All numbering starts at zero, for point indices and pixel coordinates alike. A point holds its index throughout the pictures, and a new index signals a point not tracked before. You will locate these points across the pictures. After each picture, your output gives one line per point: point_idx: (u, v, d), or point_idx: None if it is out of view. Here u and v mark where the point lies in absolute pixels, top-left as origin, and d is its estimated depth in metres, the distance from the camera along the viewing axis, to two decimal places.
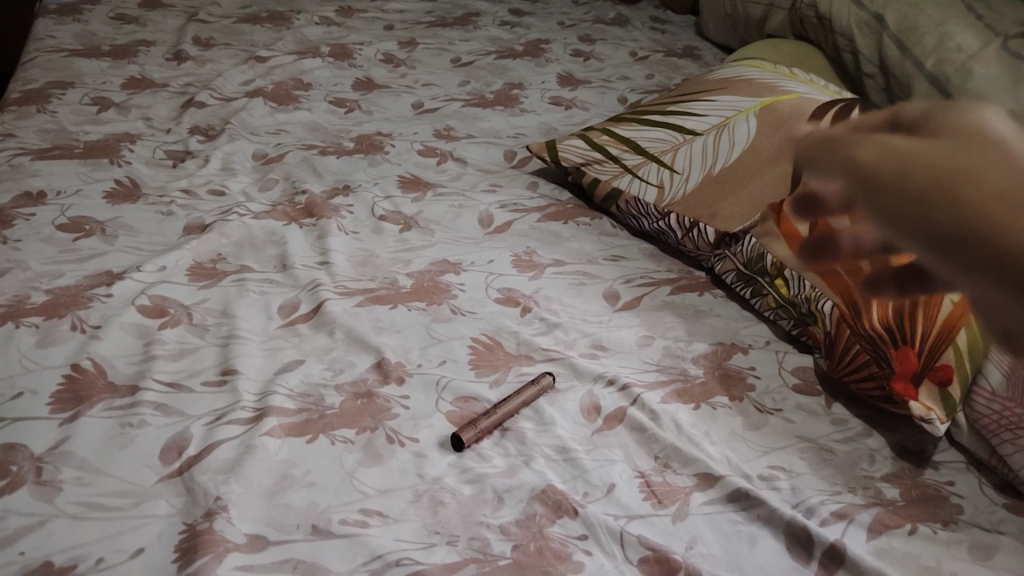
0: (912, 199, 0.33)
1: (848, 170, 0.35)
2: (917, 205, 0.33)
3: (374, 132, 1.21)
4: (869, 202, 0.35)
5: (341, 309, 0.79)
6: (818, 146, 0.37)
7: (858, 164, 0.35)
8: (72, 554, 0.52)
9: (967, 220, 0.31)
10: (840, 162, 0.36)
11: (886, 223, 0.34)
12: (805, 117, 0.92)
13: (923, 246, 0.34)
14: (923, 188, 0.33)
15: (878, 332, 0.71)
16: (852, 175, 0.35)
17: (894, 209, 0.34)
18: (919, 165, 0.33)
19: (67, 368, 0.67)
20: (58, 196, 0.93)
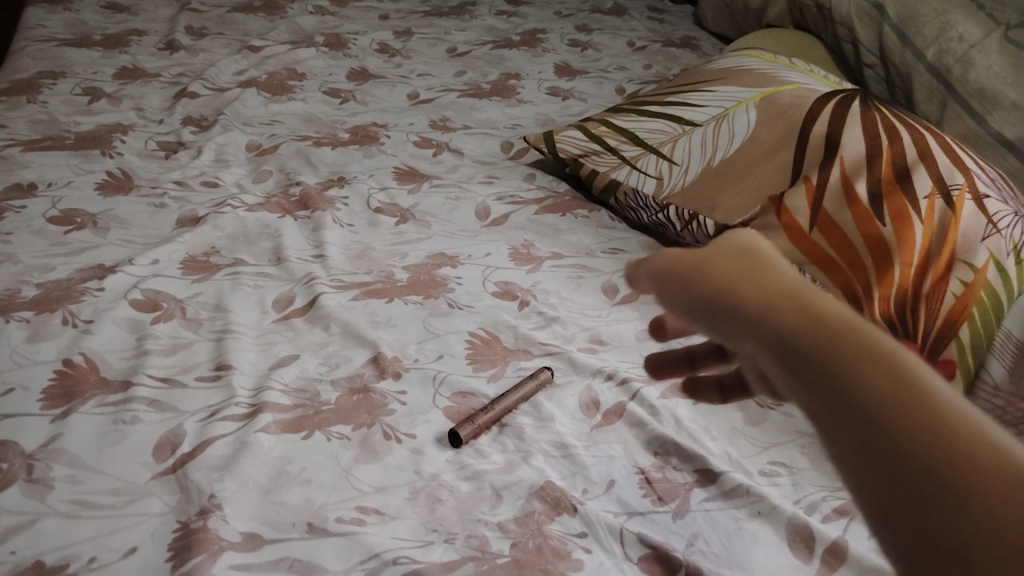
0: (772, 298, 0.40)
1: (736, 267, 0.43)
2: (771, 304, 0.39)
3: (370, 123, 1.20)
4: (738, 296, 0.41)
5: (336, 303, 0.78)
6: (700, 255, 0.45)
7: (725, 269, 0.43)
8: (64, 554, 0.51)
9: (786, 306, 0.39)
10: (723, 265, 0.43)
11: (746, 312, 0.40)
12: (806, 108, 0.92)
13: (765, 342, 0.39)
14: (782, 296, 0.39)
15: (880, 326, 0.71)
16: (723, 278, 0.43)
17: (761, 300, 0.40)
18: (787, 284, 0.40)
19: (58, 364, 0.66)
20: (48, 188, 0.92)
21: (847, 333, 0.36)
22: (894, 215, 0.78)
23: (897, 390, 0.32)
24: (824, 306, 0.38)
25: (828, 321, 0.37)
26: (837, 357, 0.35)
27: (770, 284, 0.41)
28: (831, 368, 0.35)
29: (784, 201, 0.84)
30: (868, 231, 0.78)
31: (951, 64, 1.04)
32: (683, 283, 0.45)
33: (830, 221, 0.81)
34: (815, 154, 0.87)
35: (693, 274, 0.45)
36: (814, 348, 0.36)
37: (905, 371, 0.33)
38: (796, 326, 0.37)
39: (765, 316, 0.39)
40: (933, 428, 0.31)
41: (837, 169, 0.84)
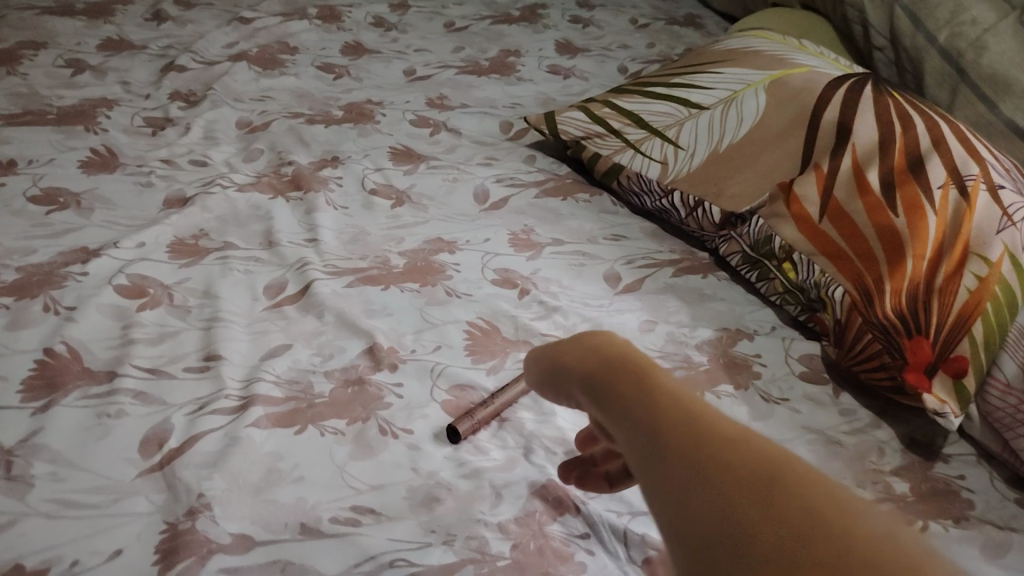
0: (617, 366, 0.45)
1: (603, 353, 0.46)
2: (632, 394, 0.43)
3: (365, 100, 1.16)
4: (606, 385, 0.44)
5: (330, 290, 0.76)
6: (574, 343, 0.49)
7: (594, 357, 0.46)
8: (45, 557, 0.49)
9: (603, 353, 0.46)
10: (590, 353, 0.47)
11: (609, 398, 0.43)
12: (817, 93, 0.89)
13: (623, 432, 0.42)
14: (641, 384, 0.43)
15: (891, 321, 0.69)
16: (589, 363, 0.46)
17: (618, 392, 0.43)
18: (650, 375, 0.44)
19: (39, 354, 0.63)
20: (29, 166, 0.88)
21: (696, 430, 0.39)
22: (907, 205, 0.75)
23: (730, 478, 0.35)
24: (676, 398, 0.41)
25: (678, 414, 0.40)
26: (684, 451, 0.38)
27: (632, 370, 0.44)
28: (677, 461, 0.38)
29: (794, 189, 0.82)
30: (880, 221, 0.75)
31: (964, 48, 1.01)
32: (556, 370, 0.48)
33: (841, 210, 0.78)
34: (826, 140, 0.84)
35: (564, 360, 0.48)
36: (663, 441, 0.39)
37: (741, 459, 0.36)
38: (652, 420, 0.40)
39: (623, 408, 0.42)
40: (758, 515, 0.33)
41: (849, 157, 0.81)
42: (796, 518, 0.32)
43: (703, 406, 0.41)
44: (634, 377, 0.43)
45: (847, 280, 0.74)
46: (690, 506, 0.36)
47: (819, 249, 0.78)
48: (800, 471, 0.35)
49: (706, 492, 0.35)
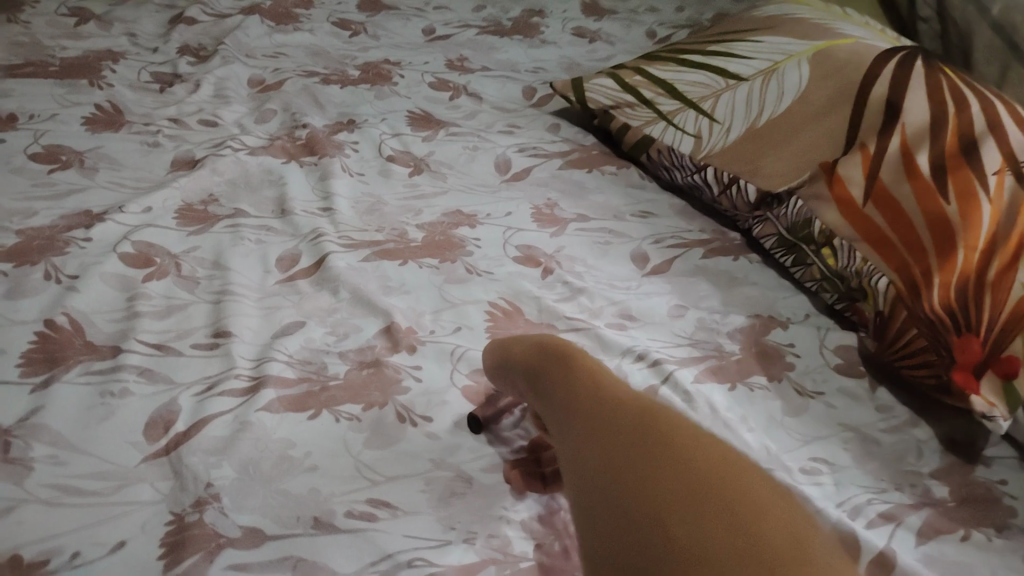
0: (558, 359, 0.55)
1: (550, 345, 0.57)
2: (566, 381, 0.53)
3: (382, 59, 1.11)
4: (547, 371, 0.55)
5: (345, 264, 0.72)
6: (528, 339, 0.59)
7: (542, 349, 0.56)
8: (44, 547, 0.46)
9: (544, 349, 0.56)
10: (539, 345, 0.57)
11: (548, 382, 0.54)
12: (866, 66, 0.83)
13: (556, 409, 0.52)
14: (575, 374, 0.53)
15: (938, 316, 0.65)
16: (537, 354, 0.56)
17: (556, 377, 0.54)
18: (583, 366, 0.54)
19: (39, 325, 0.60)
20: (30, 121, 0.84)
21: (611, 408, 0.49)
22: (959, 192, 0.69)
23: (630, 440, 0.45)
24: (600, 385, 0.51)
25: (600, 397, 0.50)
26: (601, 425, 0.48)
27: (569, 361, 0.54)
28: (592, 431, 0.48)
29: (838, 170, 0.78)
30: (927, 208, 0.70)
31: (1019, 21, 0.94)
32: (511, 359, 0.58)
33: (886, 195, 0.74)
34: (875, 119, 0.79)
35: (516, 351, 0.58)
36: (586, 418, 0.49)
37: (640, 424, 0.46)
38: (580, 401, 0.51)
39: (558, 389, 0.53)
40: (644, 464, 0.43)
41: (897, 138, 0.76)
42: (669, 465, 0.42)
43: (620, 389, 0.51)
44: (571, 369, 0.54)
45: (892, 271, 0.70)
46: (597, 465, 0.45)
47: (861, 236, 0.74)
48: (681, 429, 0.45)
49: (611, 453, 0.45)
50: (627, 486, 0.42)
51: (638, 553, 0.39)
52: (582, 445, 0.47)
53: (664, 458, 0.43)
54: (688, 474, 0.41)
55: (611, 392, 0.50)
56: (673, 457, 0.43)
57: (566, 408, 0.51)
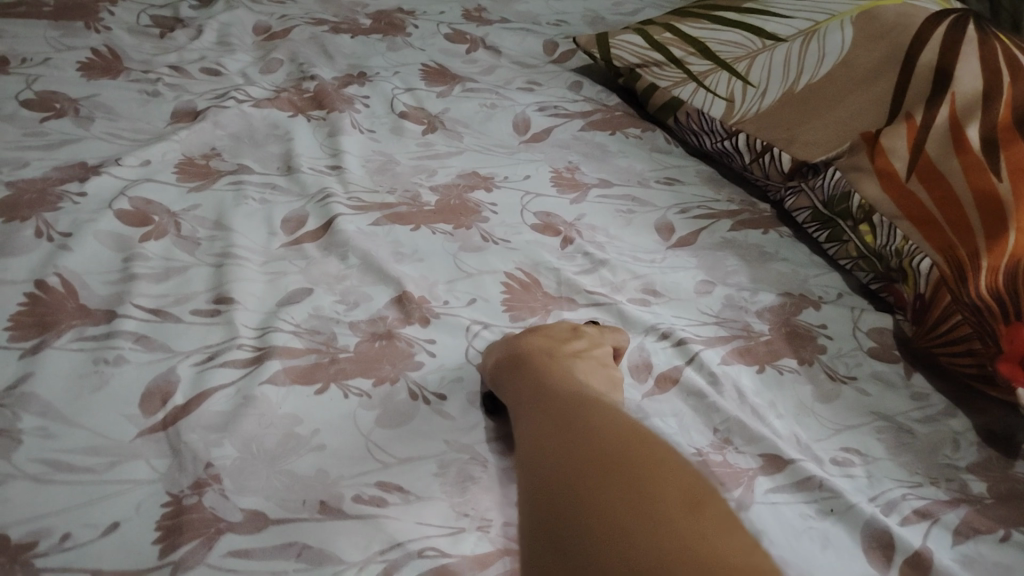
0: (533, 348, 0.55)
1: (523, 341, 0.56)
2: (529, 377, 0.52)
3: (395, 9, 1.06)
4: (523, 357, 0.54)
5: (355, 227, 0.68)
6: (504, 337, 0.59)
7: (513, 346, 0.56)
8: (32, 529, 0.43)
9: (525, 338, 0.57)
10: (512, 341, 0.57)
11: (522, 362, 0.54)
12: (915, 28, 0.78)
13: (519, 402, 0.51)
14: (541, 371, 0.52)
15: (985, 303, 0.60)
16: (510, 348, 0.56)
17: (519, 369, 0.53)
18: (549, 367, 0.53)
19: (29, 286, 0.56)
20: (22, 64, 0.79)
21: (562, 402, 0.47)
22: (1013, 169, 0.64)
23: (571, 426, 0.44)
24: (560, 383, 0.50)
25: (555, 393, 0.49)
26: (550, 414, 0.46)
27: (538, 358, 0.54)
28: (541, 422, 0.46)
29: (881, 141, 0.73)
30: (977, 185, 0.65)
31: None
32: (488, 354, 0.58)
33: (932, 170, 0.69)
34: (921, 85, 0.74)
35: (490, 352, 0.57)
36: (539, 409, 0.48)
37: (584, 412, 0.45)
38: (538, 396, 0.50)
39: (521, 383, 0.52)
40: (577, 445, 0.41)
41: (946, 108, 0.71)
42: (605, 432, 0.42)
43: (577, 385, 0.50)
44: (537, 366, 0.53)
45: (936, 252, 0.66)
46: (537, 450, 0.43)
47: (903, 214, 0.69)
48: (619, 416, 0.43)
49: (551, 438, 0.44)
50: (557, 468, 0.41)
51: (554, 520, 0.38)
52: (530, 433, 0.46)
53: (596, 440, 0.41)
54: (616, 441, 0.40)
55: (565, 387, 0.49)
56: (605, 438, 0.41)
57: (526, 401, 0.50)
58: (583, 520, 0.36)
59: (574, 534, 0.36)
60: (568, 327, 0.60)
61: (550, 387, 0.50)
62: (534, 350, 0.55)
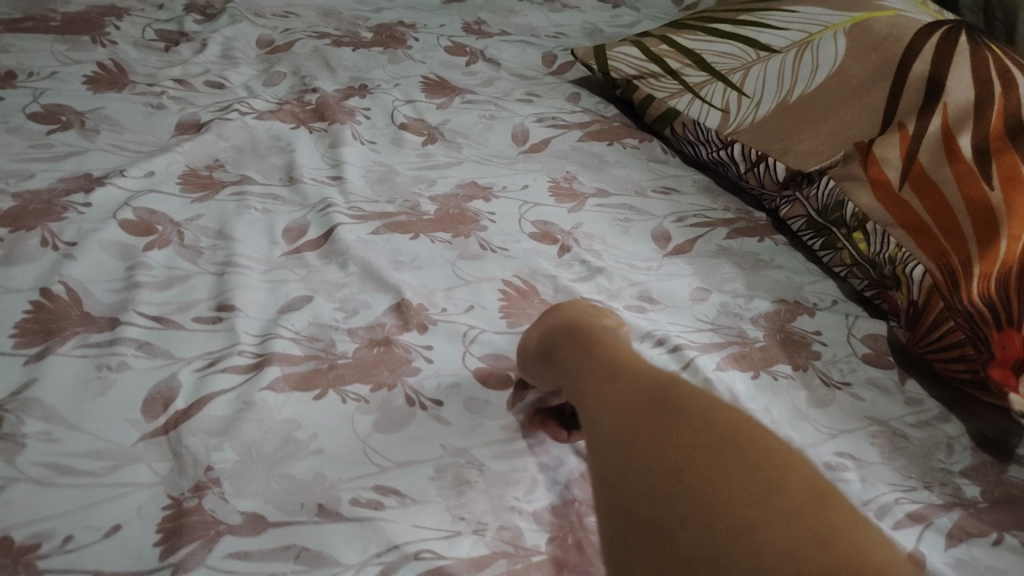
0: (587, 327, 0.53)
1: (567, 317, 0.56)
2: (581, 353, 0.51)
3: (396, 22, 1.07)
4: (575, 336, 0.53)
5: (355, 236, 0.69)
6: (543, 316, 0.58)
7: (556, 325, 0.55)
8: (35, 530, 0.44)
9: (575, 318, 0.55)
10: (552, 319, 0.56)
11: (576, 342, 0.52)
12: (907, 39, 0.79)
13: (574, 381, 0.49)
14: (591, 344, 0.51)
15: (977, 309, 0.61)
16: (551, 327, 0.55)
17: (581, 346, 0.51)
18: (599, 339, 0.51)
19: (35, 293, 0.57)
20: (29, 78, 0.81)
21: (625, 373, 0.45)
22: (1004, 177, 0.65)
23: (645, 400, 0.41)
24: (615, 354, 0.49)
25: (614, 363, 0.47)
26: (617, 389, 0.44)
27: (585, 333, 0.53)
28: (608, 397, 0.44)
29: (874, 151, 0.74)
30: (970, 194, 0.66)
31: None
32: (528, 336, 0.57)
33: (925, 179, 0.70)
34: (913, 96, 0.75)
35: (533, 336, 0.57)
36: (602, 384, 0.46)
37: (656, 384, 0.42)
38: (596, 370, 0.48)
39: (579, 362, 0.50)
40: (667, 428, 0.38)
41: (938, 118, 0.72)
42: (696, 412, 0.39)
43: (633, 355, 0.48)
44: (587, 341, 0.52)
45: (929, 259, 0.66)
46: (613, 428, 0.41)
47: (897, 222, 0.70)
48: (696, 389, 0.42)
49: (627, 415, 0.41)
50: (646, 446, 0.38)
51: (656, 512, 0.35)
52: (598, 412, 0.44)
53: (684, 414, 0.39)
54: (713, 423, 0.37)
55: (623, 359, 0.47)
56: (694, 412, 0.39)
57: (583, 378, 0.48)
58: (695, 508, 0.33)
59: (686, 522, 0.33)
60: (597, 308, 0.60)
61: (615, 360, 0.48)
62: (586, 329, 0.53)
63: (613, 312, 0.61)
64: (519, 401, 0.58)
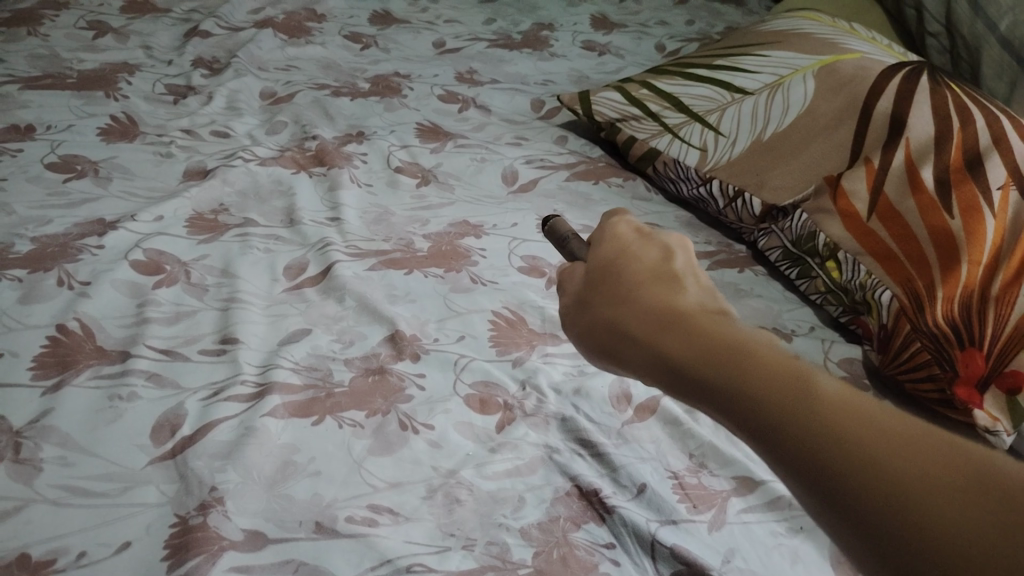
0: (659, 316, 0.42)
1: (631, 309, 0.44)
2: (726, 370, 0.35)
3: (392, 72, 1.14)
4: (652, 333, 0.41)
5: (352, 273, 0.73)
6: (621, 313, 0.44)
7: (655, 327, 0.41)
8: (52, 547, 0.47)
9: (644, 305, 0.43)
10: (644, 322, 0.42)
11: (656, 332, 0.41)
12: (870, 81, 0.85)
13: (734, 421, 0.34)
14: (732, 353, 0.36)
15: (942, 330, 0.64)
16: (645, 334, 0.42)
17: (668, 339, 0.40)
18: (738, 341, 0.37)
19: (51, 330, 0.61)
20: (47, 131, 0.86)
21: (839, 413, 0.31)
22: (963, 207, 0.69)
23: (924, 467, 0.27)
24: (784, 368, 0.34)
25: (799, 389, 0.32)
26: (849, 445, 0.29)
27: (664, 322, 0.41)
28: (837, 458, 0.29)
29: (842, 183, 0.78)
30: (933, 222, 0.70)
31: None
32: (617, 348, 0.43)
33: (891, 209, 0.74)
34: (878, 132, 0.80)
35: (630, 351, 0.42)
36: (810, 432, 0.31)
37: (903, 433, 0.29)
38: (772, 401, 0.33)
39: (672, 360, 0.39)
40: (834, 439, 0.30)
41: (901, 152, 0.76)
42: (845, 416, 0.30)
43: (811, 365, 0.34)
44: (721, 346, 0.37)
45: (896, 284, 0.70)
46: (893, 523, 0.27)
47: (865, 250, 0.74)
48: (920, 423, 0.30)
49: (911, 496, 0.27)
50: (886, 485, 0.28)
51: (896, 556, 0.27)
52: (836, 492, 0.29)
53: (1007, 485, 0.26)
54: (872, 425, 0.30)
55: (800, 375, 0.33)
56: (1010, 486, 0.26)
57: (753, 415, 0.33)
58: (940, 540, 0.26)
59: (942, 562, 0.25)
60: (652, 261, 0.47)
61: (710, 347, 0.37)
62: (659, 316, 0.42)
63: (681, 256, 0.47)
64: (508, 423, 0.61)
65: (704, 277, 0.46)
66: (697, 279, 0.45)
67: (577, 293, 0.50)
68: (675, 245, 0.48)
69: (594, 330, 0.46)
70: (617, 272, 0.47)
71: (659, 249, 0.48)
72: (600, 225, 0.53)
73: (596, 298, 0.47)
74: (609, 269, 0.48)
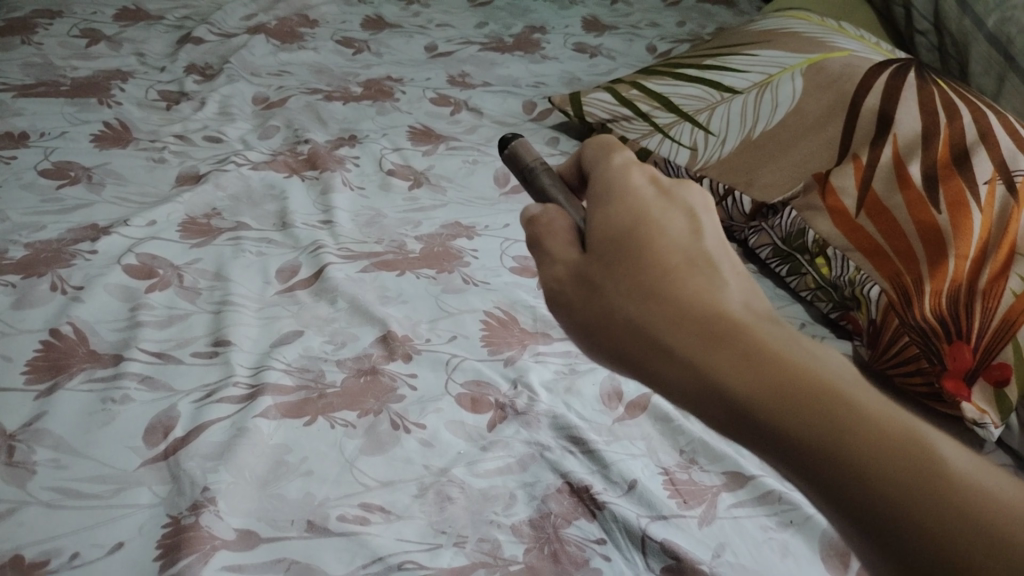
0: (695, 321, 0.35)
1: (659, 309, 0.36)
2: (792, 412, 0.30)
3: (384, 76, 1.14)
4: (691, 348, 0.34)
5: (343, 275, 0.74)
6: (642, 303, 0.36)
7: (689, 329, 0.34)
8: (45, 548, 0.47)
9: (675, 303, 0.36)
10: (673, 323, 0.35)
11: (697, 345, 0.34)
12: (858, 78, 0.85)
13: (793, 461, 0.30)
14: (800, 392, 0.31)
15: (930, 324, 0.65)
16: (684, 345, 0.34)
17: (715, 360, 0.33)
18: (801, 365, 0.32)
19: (45, 334, 0.62)
20: (41, 138, 0.87)
21: (921, 473, 0.28)
22: (951, 202, 0.69)
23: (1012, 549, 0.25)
24: (855, 403, 0.30)
25: (879, 440, 0.29)
26: (938, 516, 0.27)
27: (708, 335, 0.34)
28: (925, 517, 0.27)
29: (831, 181, 0.79)
30: (921, 217, 0.70)
31: (1013, 34, 0.93)
32: (635, 351, 0.36)
33: (879, 205, 0.74)
34: (865, 129, 0.80)
35: (658, 360, 0.35)
36: (897, 500, 0.27)
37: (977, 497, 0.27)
38: (856, 459, 0.29)
39: (722, 387, 0.32)
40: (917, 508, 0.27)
41: (889, 148, 0.77)
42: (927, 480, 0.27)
43: (880, 405, 0.30)
44: (783, 370, 0.31)
45: (885, 280, 0.70)
46: None
47: (854, 246, 0.74)
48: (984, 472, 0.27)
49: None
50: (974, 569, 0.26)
51: None
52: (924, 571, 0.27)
53: None
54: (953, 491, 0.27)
55: (876, 423, 0.29)
56: None
57: (826, 470, 0.29)
58: None
59: None
60: (677, 241, 0.39)
61: (769, 375, 0.32)
62: (694, 322, 0.35)
63: (708, 225, 0.40)
64: (499, 422, 0.61)
65: (733, 256, 0.39)
66: (729, 261, 0.38)
67: (577, 265, 0.40)
68: (700, 211, 0.41)
69: (606, 327, 0.38)
70: (634, 251, 0.38)
71: (684, 218, 0.40)
72: (598, 170, 0.44)
73: (606, 284, 0.38)
74: (621, 241, 0.39)
